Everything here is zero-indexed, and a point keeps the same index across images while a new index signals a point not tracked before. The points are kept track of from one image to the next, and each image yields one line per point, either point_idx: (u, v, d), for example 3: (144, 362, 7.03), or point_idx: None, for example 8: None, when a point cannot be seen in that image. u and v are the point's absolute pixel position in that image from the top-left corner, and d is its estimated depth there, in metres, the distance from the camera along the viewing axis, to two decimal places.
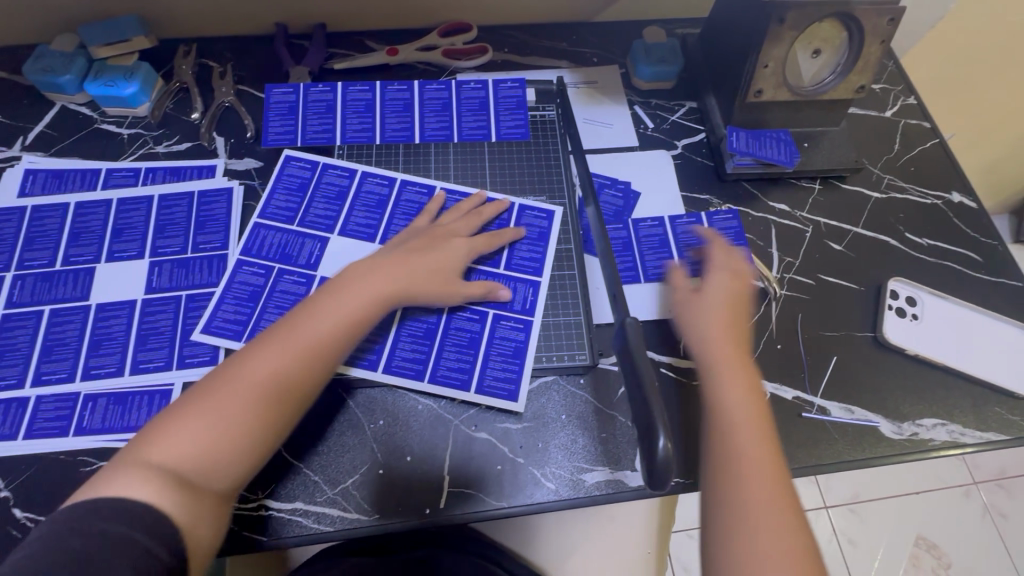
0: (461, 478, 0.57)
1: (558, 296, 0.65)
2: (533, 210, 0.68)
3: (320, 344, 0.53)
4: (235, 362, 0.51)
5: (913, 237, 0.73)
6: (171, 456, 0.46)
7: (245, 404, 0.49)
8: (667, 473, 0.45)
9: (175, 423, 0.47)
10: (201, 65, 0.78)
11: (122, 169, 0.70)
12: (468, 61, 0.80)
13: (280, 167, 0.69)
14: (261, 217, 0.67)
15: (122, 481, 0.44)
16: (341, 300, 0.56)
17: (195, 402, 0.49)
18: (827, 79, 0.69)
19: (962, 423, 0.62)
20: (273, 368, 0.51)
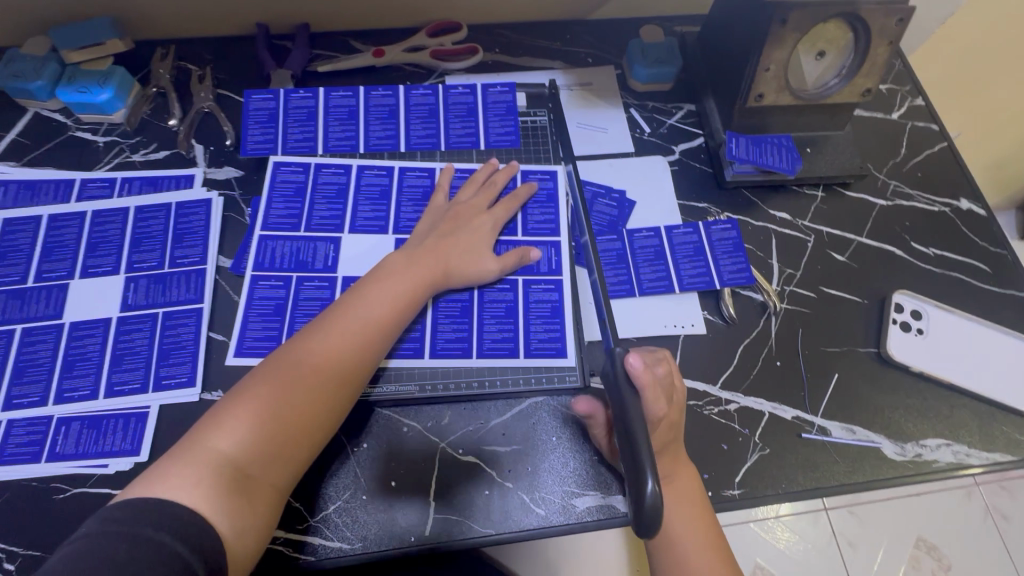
0: (447, 504, 0.55)
1: (549, 311, 0.62)
2: (535, 174, 0.68)
3: (366, 332, 0.53)
4: (284, 352, 0.50)
5: (919, 247, 0.70)
6: (226, 452, 0.45)
7: (299, 393, 0.48)
8: (652, 523, 0.40)
9: (226, 418, 0.46)
10: (180, 68, 0.75)
11: (96, 180, 0.67)
12: (457, 63, 0.77)
13: (272, 175, 0.65)
14: (264, 231, 0.63)
15: (177, 481, 0.42)
16: (389, 295, 0.55)
17: (245, 394, 0.47)
18: (830, 84, 0.66)
19: (968, 443, 0.60)
20: (325, 357, 0.50)
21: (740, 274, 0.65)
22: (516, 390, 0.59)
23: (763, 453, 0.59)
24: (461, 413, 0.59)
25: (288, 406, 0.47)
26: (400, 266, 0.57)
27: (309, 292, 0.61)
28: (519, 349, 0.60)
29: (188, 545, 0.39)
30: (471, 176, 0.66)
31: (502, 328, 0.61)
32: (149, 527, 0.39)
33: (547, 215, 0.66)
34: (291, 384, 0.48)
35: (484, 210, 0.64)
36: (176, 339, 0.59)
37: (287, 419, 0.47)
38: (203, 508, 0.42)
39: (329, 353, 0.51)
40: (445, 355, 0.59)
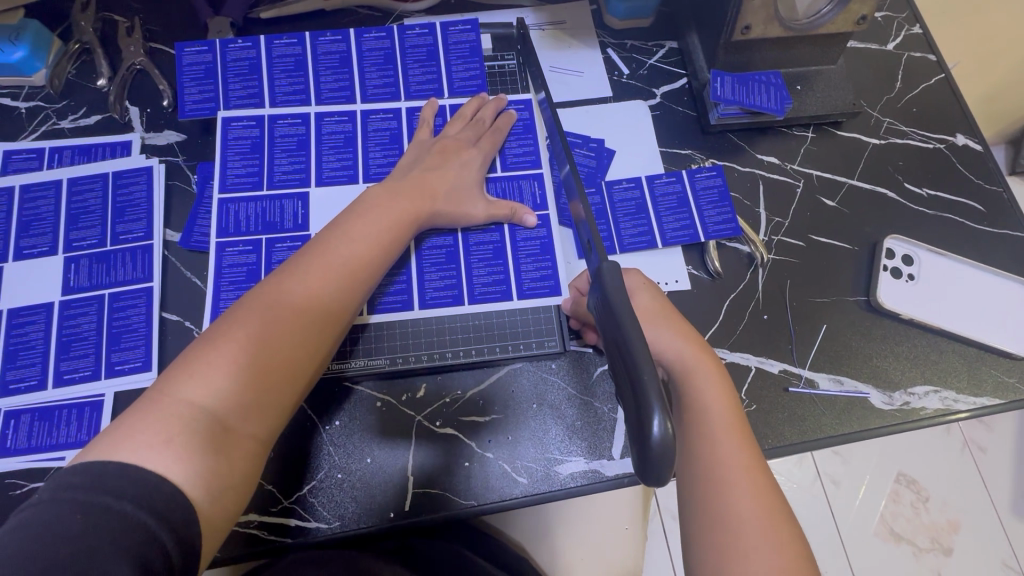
0: (426, 478, 0.53)
1: (535, 255, 0.59)
2: (510, 104, 0.63)
3: (348, 272, 0.49)
4: (255, 297, 0.45)
5: (912, 187, 0.67)
6: (204, 408, 0.40)
7: (279, 339, 0.44)
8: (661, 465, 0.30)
9: (197, 367, 0.41)
10: (104, 20, 0.67)
11: (22, 151, 0.61)
12: (416, 3, 0.69)
13: (222, 132, 0.59)
14: (223, 193, 0.58)
15: (143, 440, 0.37)
16: (371, 228, 0.51)
17: (221, 336, 0.43)
18: (823, 11, 0.61)
19: (956, 389, 0.59)
20: (305, 302, 0.46)
21: (726, 225, 0.62)
22: (498, 351, 0.56)
23: (750, 410, 0.57)
24: (437, 384, 0.56)
25: (269, 352, 0.43)
26: (376, 202, 0.53)
27: (282, 254, 0.57)
28: (512, 294, 0.58)
29: (150, 512, 0.34)
30: (458, 111, 0.61)
31: (487, 281, 0.58)
32: (106, 493, 0.33)
33: (526, 147, 0.62)
34: (274, 329, 0.44)
35: (471, 144, 0.59)
36: (126, 322, 0.55)
37: (267, 366, 0.43)
38: (176, 468, 0.36)
39: (308, 294, 0.46)
40: (436, 304, 0.57)
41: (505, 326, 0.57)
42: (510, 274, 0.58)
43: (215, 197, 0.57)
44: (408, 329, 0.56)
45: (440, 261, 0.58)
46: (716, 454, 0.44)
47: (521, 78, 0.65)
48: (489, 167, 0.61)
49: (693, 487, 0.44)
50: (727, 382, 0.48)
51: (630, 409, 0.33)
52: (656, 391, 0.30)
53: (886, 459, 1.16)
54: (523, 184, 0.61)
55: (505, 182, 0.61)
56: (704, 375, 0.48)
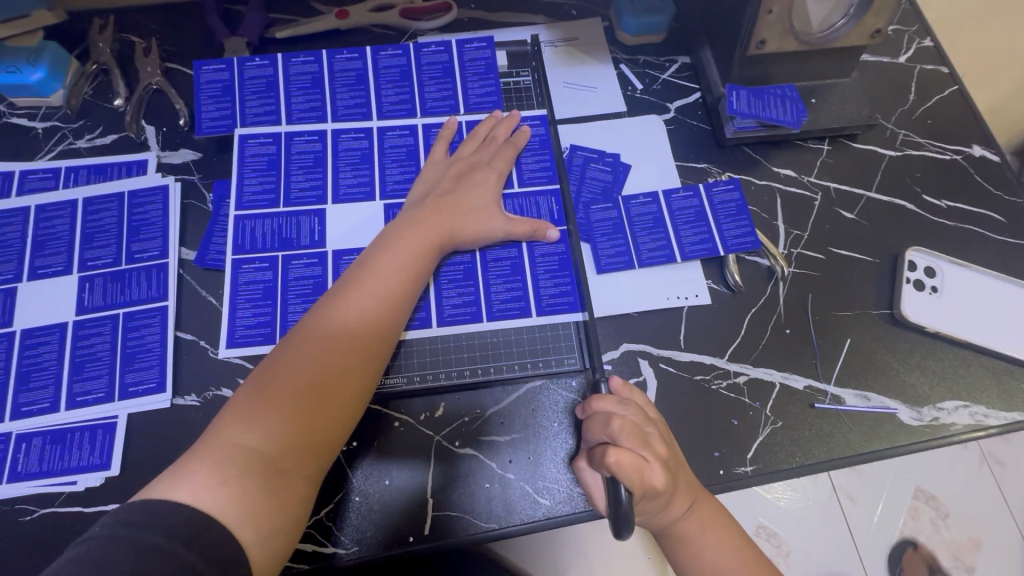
0: (445, 502, 0.52)
1: (552, 271, 0.58)
2: (526, 120, 0.63)
3: (381, 304, 0.50)
4: (293, 341, 0.47)
5: (931, 199, 0.66)
6: (256, 450, 0.42)
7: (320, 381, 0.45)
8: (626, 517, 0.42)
9: (249, 415, 0.43)
10: (121, 41, 0.67)
11: (38, 171, 0.61)
12: (429, 22, 0.70)
13: (239, 149, 0.59)
14: (239, 210, 0.58)
15: (199, 480, 0.39)
16: (397, 260, 0.52)
17: (266, 383, 0.45)
18: (838, 24, 0.61)
19: (986, 404, 0.58)
20: (343, 342, 0.47)
21: (746, 238, 0.61)
22: (516, 366, 0.55)
23: (775, 427, 0.56)
24: (455, 403, 0.55)
25: (312, 394, 0.45)
26: (402, 232, 0.53)
27: (299, 271, 0.56)
28: (531, 309, 0.57)
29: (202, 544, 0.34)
30: (472, 130, 0.61)
31: (506, 297, 0.57)
32: (154, 533, 0.35)
33: (542, 162, 0.62)
34: (314, 371, 0.45)
35: (486, 164, 0.59)
36: (140, 342, 0.55)
37: (312, 407, 0.44)
38: (228, 510, 0.39)
39: (344, 331, 0.47)
40: (453, 321, 0.56)
41: (524, 343, 0.56)
42: (529, 289, 0.57)
43: (232, 214, 0.57)
44: (425, 350, 0.55)
45: (456, 277, 0.57)
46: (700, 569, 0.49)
47: (535, 94, 0.65)
48: (505, 182, 0.60)
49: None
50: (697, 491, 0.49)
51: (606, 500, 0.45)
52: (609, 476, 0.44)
53: (905, 475, 1.13)
54: (541, 200, 0.60)
55: (522, 197, 0.60)
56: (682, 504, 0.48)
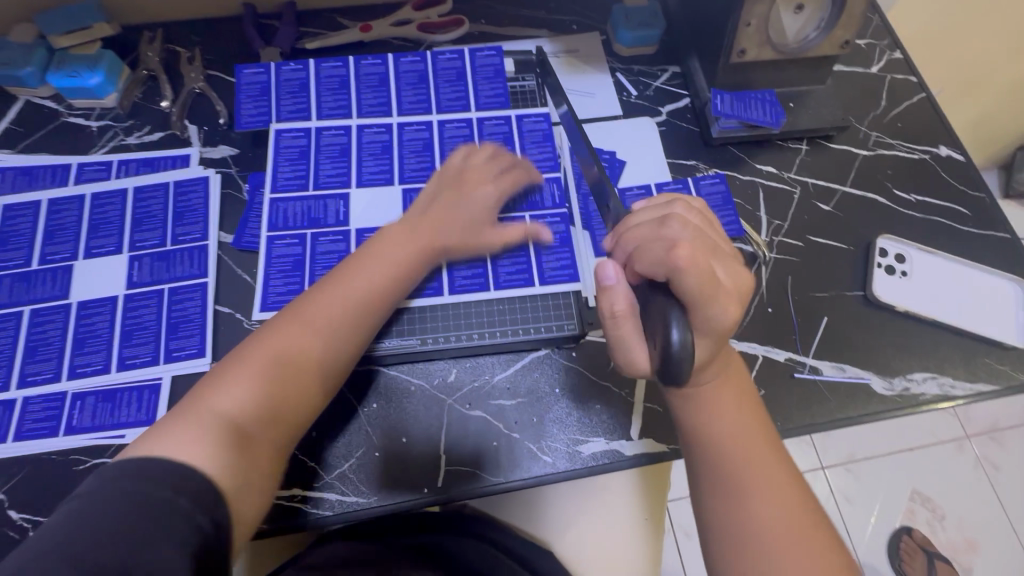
0: (457, 458, 0.57)
1: (552, 250, 0.64)
2: (529, 117, 0.70)
3: (357, 309, 0.54)
4: (274, 328, 0.51)
5: (901, 194, 0.72)
6: (226, 419, 0.45)
7: (297, 363, 0.50)
8: (680, 367, 0.40)
9: (226, 384, 0.47)
10: (168, 51, 0.75)
11: (93, 163, 0.68)
12: (444, 35, 0.78)
13: (274, 142, 0.66)
14: (274, 193, 0.64)
15: (175, 437, 0.42)
16: (378, 268, 0.56)
17: (243, 362, 0.48)
18: (810, 36, 0.68)
19: (953, 376, 0.63)
20: (323, 331, 0.52)
21: (731, 226, 0.67)
22: (520, 333, 0.61)
23: (758, 394, 0.61)
24: (465, 367, 0.60)
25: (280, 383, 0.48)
26: (395, 232, 0.58)
27: (326, 247, 0.62)
28: (534, 281, 0.63)
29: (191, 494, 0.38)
30: (471, 162, 0.63)
31: (513, 270, 0.63)
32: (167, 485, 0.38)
33: (545, 153, 0.68)
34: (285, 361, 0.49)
35: (488, 177, 0.63)
36: (183, 313, 0.61)
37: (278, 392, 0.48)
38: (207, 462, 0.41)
39: (320, 328, 0.52)
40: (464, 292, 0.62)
41: (529, 312, 0.62)
42: (532, 265, 0.63)
43: (268, 197, 0.64)
44: (438, 316, 0.61)
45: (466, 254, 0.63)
46: (733, 479, 0.46)
47: (538, 96, 0.72)
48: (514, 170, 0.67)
49: (720, 535, 0.46)
50: (744, 409, 0.50)
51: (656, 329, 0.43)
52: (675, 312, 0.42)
53: None
54: (543, 187, 0.67)
55: (528, 184, 0.67)
56: (726, 409, 0.49)
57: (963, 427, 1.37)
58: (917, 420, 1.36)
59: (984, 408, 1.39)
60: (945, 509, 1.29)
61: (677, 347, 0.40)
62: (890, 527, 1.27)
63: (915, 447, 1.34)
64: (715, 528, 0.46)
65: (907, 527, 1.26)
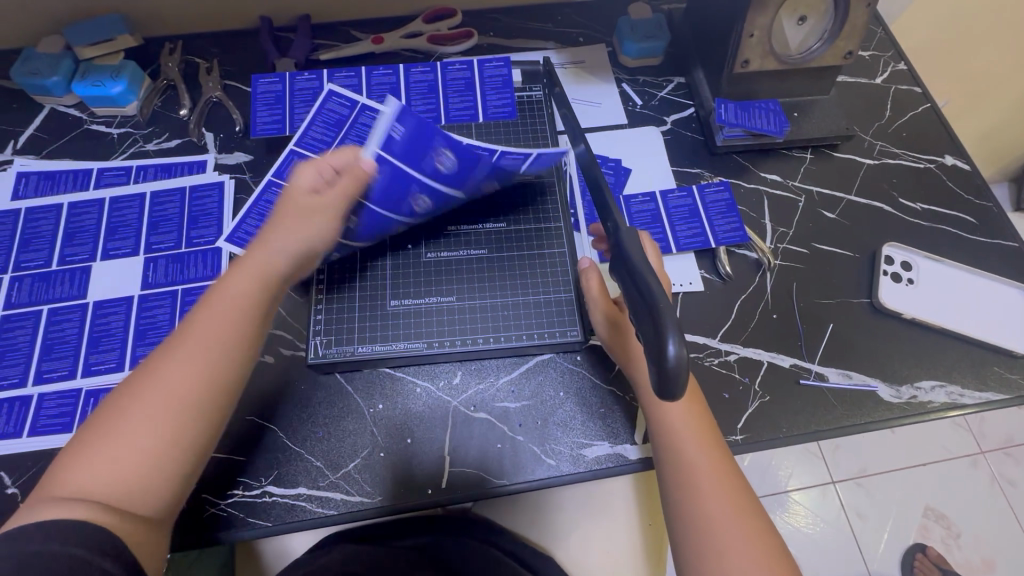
0: (461, 460, 0.57)
1: (550, 263, 0.65)
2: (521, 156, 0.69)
3: (222, 336, 0.48)
4: (137, 381, 0.46)
5: (907, 202, 0.73)
6: (96, 486, 0.42)
7: (165, 408, 0.45)
8: (677, 382, 0.38)
9: (86, 451, 0.43)
10: (187, 62, 0.78)
11: (112, 169, 0.70)
12: (453, 47, 0.80)
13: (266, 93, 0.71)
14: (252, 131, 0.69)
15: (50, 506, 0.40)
16: (238, 294, 0.50)
17: (108, 423, 0.44)
18: (813, 47, 0.69)
19: (962, 384, 0.62)
20: (185, 372, 0.46)
21: (735, 233, 0.68)
22: (529, 340, 0.61)
23: (763, 400, 0.61)
24: (470, 370, 0.61)
25: (151, 433, 0.44)
26: (246, 257, 0.53)
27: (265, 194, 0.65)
28: (539, 295, 0.63)
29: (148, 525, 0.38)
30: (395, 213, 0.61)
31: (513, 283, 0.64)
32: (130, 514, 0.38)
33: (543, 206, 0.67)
34: (150, 411, 0.44)
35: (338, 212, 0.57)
36: None
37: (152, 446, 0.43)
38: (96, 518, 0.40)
39: (181, 371, 0.46)
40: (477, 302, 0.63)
41: (535, 322, 0.62)
42: (537, 275, 0.64)
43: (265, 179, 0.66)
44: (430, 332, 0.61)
45: (465, 264, 0.64)
46: (688, 471, 0.49)
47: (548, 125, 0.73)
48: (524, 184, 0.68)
49: (678, 524, 0.48)
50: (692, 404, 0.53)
51: (649, 338, 0.40)
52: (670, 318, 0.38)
53: None
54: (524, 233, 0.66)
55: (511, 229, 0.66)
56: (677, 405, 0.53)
57: (978, 443, 1.34)
58: (929, 435, 1.34)
59: (998, 423, 1.37)
60: (959, 527, 1.26)
61: (671, 362, 0.37)
62: (902, 544, 1.25)
63: (926, 463, 1.32)
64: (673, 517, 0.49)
65: (921, 546, 1.23)
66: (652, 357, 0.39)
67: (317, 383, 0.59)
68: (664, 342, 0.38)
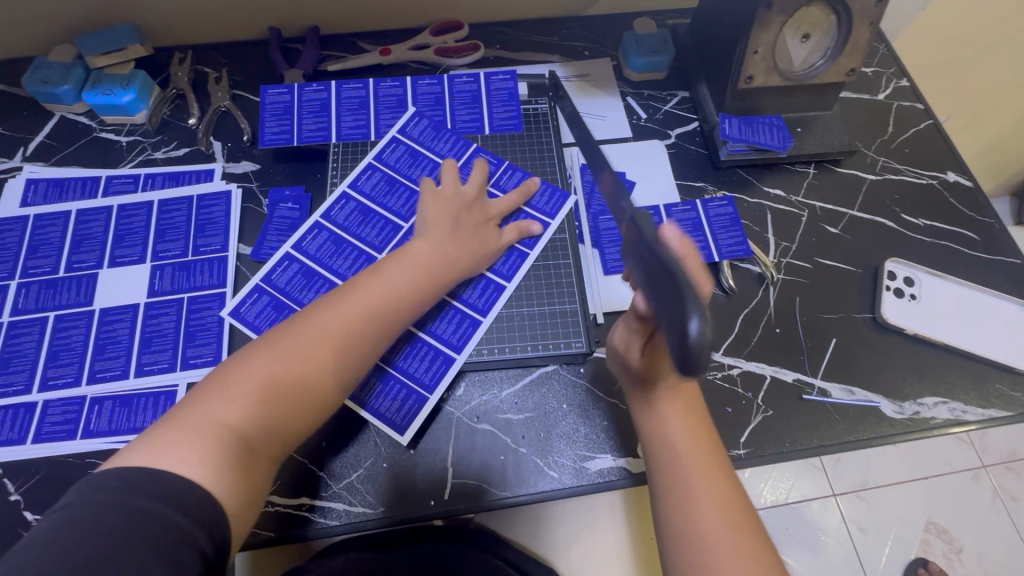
0: (463, 471, 0.57)
1: (549, 272, 0.65)
2: (461, 102, 0.74)
3: (370, 315, 0.52)
4: (289, 334, 0.49)
5: (909, 218, 0.73)
6: (232, 428, 0.44)
7: (312, 363, 0.49)
8: (699, 363, 0.32)
9: (236, 386, 0.46)
10: (197, 71, 0.79)
11: (121, 177, 0.70)
12: (460, 59, 0.81)
13: (271, 102, 0.71)
14: (261, 144, 0.69)
15: (179, 450, 0.41)
16: (386, 279, 0.54)
17: (258, 363, 0.47)
18: (817, 64, 0.70)
19: (964, 401, 0.63)
20: (337, 335, 0.50)
21: (738, 247, 0.68)
22: (532, 349, 0.61)
23: (766, 415, 0.61)
24: (473, 382, 0.61)
25: (295, 386, 0.47)
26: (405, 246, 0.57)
27: (283, 211, 0.69)
28: (532, 307, 0.63)
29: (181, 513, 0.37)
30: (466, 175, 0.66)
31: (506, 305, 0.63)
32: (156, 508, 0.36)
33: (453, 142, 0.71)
34: (299, 366, 0.48)
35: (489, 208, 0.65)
36: (201, 321, 0.62)
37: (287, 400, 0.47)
38: (206, 479, 0.41)
39: (331, 337, 0.50)
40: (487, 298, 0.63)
41: (533, 339, 0.62)
42: (539, 290, 0.64)
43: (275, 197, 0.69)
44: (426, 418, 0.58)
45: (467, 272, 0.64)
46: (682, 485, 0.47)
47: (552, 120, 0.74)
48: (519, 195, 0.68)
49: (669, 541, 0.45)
50: (699, 426, 0.50)
51: (669, 317, 0.34)
52: (692, 293, 0.32)
53: None
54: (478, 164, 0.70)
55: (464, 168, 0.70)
56: (678, 418, 0.51)
57: (980, 457, 1.34)
58: (930, 448, 1.34)
59: (998, 437, 1.37)
60: (961, 542, 1.26)
61: (694, 341, 0.31)
62: (904, 558, 1.24)
63: (929, 476, 1.32)
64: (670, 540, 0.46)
65: (923, 560, 1.22)
66: (675, 333, 0.33)
67: None
68: (686, 317, 0.32)
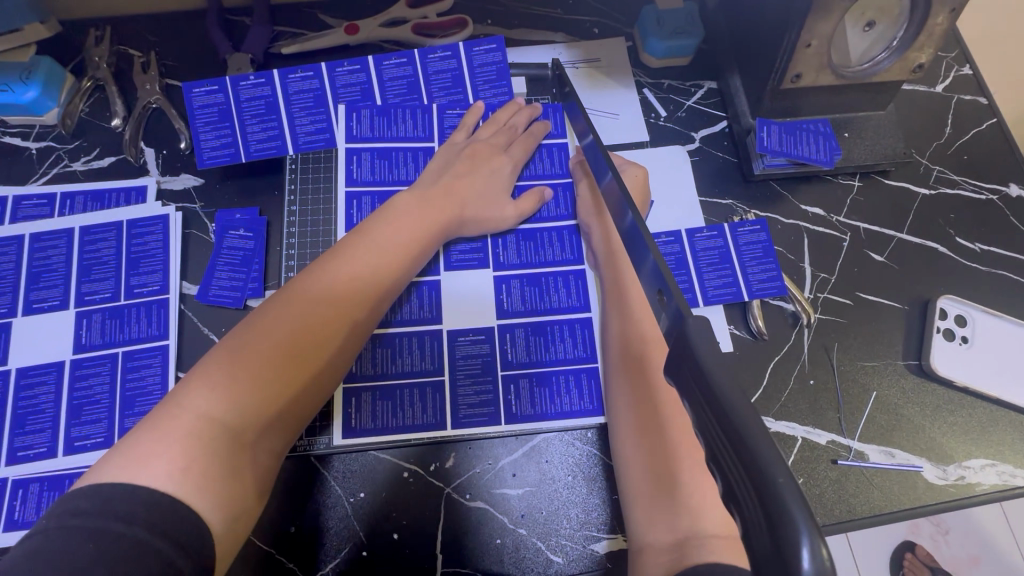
0: (455, 558, 0.50)
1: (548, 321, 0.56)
2: (444, 87, 0.62)
3: (375, 273, 0.46)
4: (282, 296, 0.42)
5: (965, 242, 0.63)
6: (220, 420, 0.35)
7: (315, 320, 0.41)
8: None
9: (222, 366, 0.37)
10: (120, 54, 0.64)
11: (31, 197, 0.58)
12: (444, 38, 0.66)
13: (199, 107, 0.58)
14: (202, 166, 0.58)
15: (156, 460, 0.32)
16: (393, 226, 0.49)
17: (251, 330, 0.39)
18: (878, 58, 0.57)
19: (1012, 463, 0.56)
20: (345, 284, 0.44)
21: (771, 284, 0.59)
22: (589, 408, 0.54)
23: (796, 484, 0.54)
24: (464, 453, 0.53)
25: (304, 351, 0.40)
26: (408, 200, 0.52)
27: (234, 241, 0.57)
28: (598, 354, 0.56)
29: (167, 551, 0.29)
30: (490, 117, 0.61)
31: (566, 350, 0.56)
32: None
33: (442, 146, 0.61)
34: (303, 327, 0.41)
35: (502, 150, 0.59)
36: (141, 383, 0.53)
37: (289, 372, 0.39)
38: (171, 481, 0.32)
39: (339, 290, 0.43)
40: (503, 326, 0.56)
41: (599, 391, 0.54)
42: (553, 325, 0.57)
43: (222, 225, 0.58)
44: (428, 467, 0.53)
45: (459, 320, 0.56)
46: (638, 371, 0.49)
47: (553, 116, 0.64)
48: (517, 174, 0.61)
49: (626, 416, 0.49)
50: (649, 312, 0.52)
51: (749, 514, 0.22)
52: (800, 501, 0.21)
53: None
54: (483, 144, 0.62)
55: None
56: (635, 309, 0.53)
57: None
58: None
59: None
60: None
61: None
62: None
63: None
64: (630, 441, 0.47)
65: None
66: (755, 539, 0.22)
67: (291, 471, 0.51)
68: (790, 541, 0.20)
